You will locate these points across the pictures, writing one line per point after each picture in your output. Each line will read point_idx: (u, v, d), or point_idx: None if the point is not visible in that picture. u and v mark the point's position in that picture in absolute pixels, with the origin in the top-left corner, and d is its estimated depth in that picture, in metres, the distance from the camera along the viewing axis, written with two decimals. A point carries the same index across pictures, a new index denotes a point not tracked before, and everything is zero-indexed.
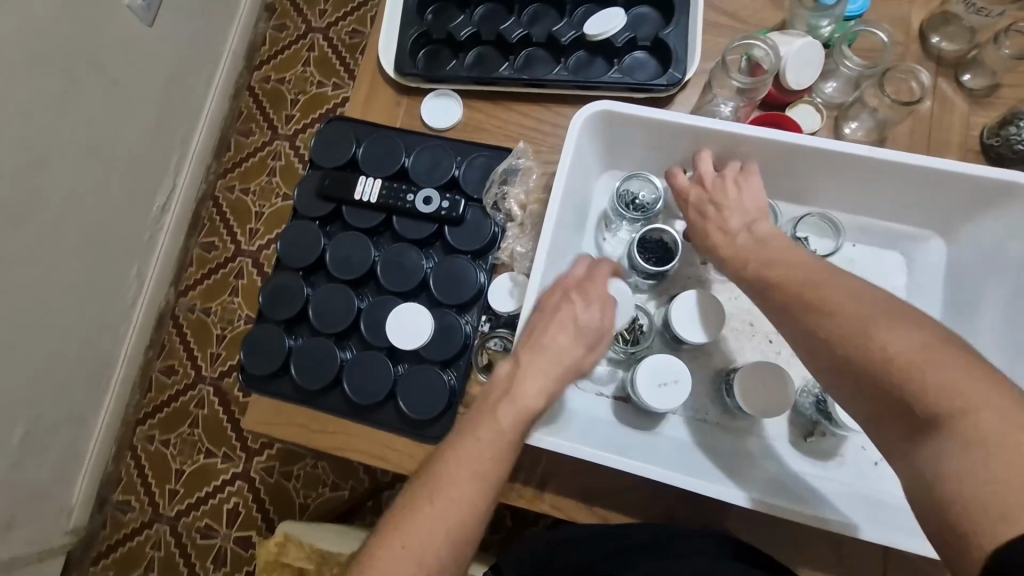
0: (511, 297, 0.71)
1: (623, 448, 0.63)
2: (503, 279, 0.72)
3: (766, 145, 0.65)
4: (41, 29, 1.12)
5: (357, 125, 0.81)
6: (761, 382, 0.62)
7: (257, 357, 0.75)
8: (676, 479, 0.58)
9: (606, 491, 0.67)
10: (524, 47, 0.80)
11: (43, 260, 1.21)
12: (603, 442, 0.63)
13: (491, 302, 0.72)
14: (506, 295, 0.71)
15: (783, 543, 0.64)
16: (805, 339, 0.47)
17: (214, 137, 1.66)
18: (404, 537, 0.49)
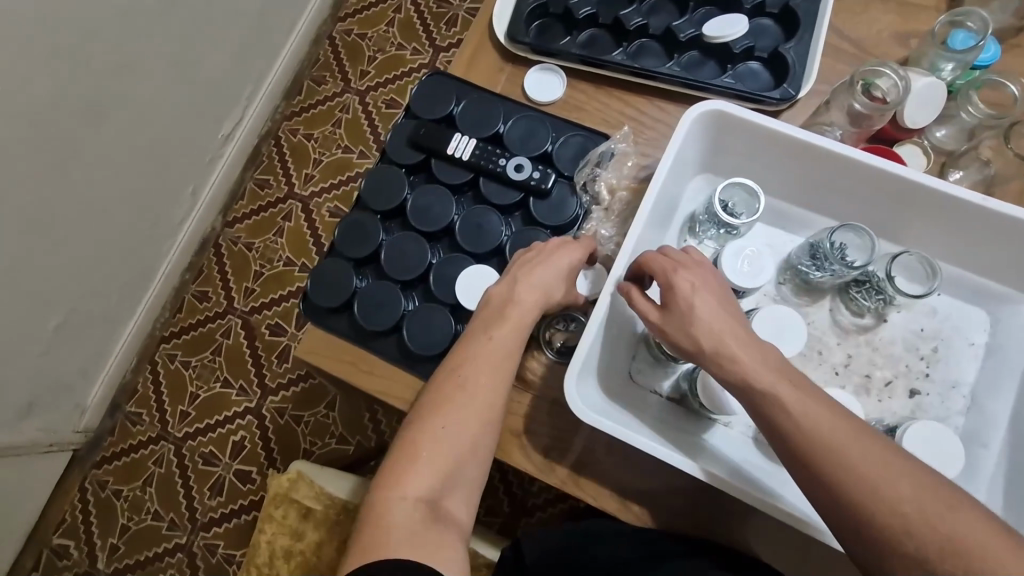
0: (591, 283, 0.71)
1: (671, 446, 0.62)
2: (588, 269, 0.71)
3: (881, 175, 0.64)
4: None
5: (457, 82, 0.81)
6: None
7: (320, 289, 0.75)
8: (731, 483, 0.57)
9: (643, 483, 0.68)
10: (638, 36, 0.80)
11: (113, 161, 1.24)
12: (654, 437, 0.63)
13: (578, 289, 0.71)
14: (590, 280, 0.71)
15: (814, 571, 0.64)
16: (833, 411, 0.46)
17: (288, 78, 1.68)
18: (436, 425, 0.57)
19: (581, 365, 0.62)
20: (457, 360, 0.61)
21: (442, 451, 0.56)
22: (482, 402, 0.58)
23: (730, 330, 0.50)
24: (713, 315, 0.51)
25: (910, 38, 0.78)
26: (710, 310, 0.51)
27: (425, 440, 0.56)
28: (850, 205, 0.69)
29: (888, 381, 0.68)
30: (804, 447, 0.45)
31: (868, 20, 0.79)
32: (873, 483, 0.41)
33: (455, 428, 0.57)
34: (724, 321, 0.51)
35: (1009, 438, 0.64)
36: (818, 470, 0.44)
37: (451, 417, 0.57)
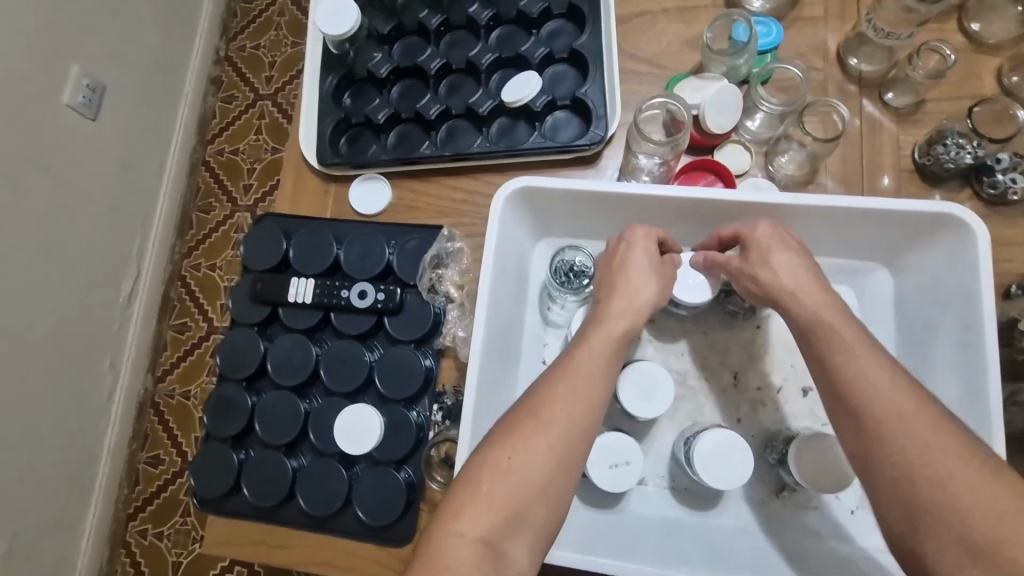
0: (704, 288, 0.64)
1: (593, 540, 0.60)
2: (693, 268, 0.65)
3: (696, 201, 0.64)
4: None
5: (286, 222, 0.79)
6: (717, 467, 0.59)
7: (206, 479, 0.72)
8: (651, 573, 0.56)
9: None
10: (444, 121, 0.80)
11: (15, 367, 1.20)
12: (570, 540, 0.60)
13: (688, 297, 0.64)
14: (695, 288, 0.64)
15: None
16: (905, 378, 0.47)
17: (174, 217, 1.65)
18: (505, 452, 0.49)
19: None
20: (550, 378, 0.53)
21: (515, 480, 0.48)
22: (563, 435, 0.50)
23: (801, 283, 0.56)
24: (788, 271, 0.56)
25: (698, 40, 0.79)
26: (781, 263, 0.57)
27: (494, 465, 0.49)
28: (684, 231, 0.68)
29: (780, 388, 0.68)
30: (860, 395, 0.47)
31: (656, 34, 0.80)
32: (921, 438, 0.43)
33: (533, 454, 0.49)
34: (800, 275, 0.56)
35: None
36: (872, 422, 0.45)
37: (531, 437, 0.49)
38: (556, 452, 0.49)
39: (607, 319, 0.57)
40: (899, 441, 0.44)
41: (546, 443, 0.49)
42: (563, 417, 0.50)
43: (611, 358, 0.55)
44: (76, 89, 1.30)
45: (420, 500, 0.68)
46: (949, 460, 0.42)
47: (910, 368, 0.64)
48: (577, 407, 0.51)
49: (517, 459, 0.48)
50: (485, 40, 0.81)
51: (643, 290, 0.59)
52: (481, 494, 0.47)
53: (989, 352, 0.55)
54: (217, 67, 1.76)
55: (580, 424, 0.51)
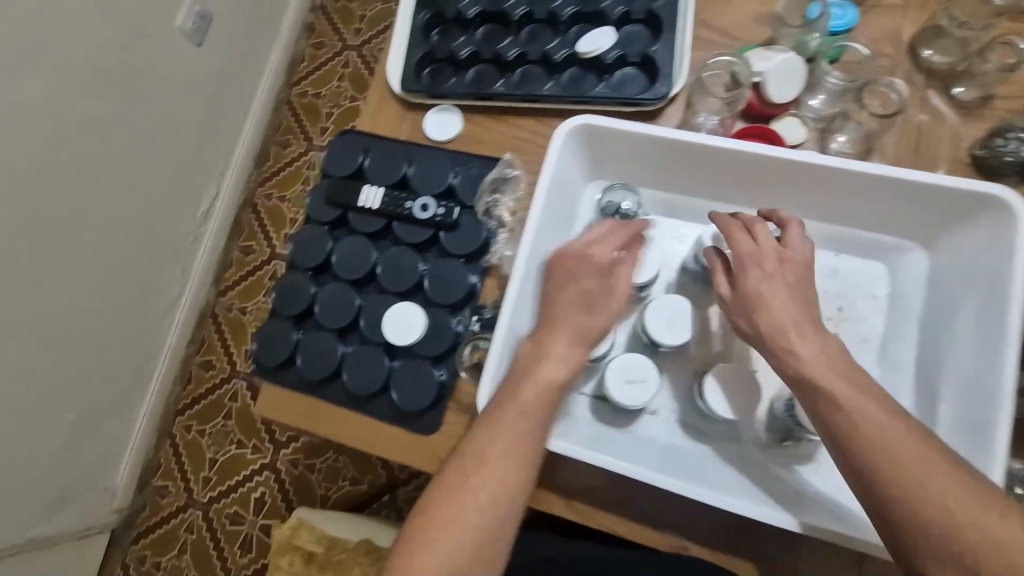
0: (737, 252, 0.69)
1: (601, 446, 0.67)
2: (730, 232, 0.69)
3: (746, 157, 0.68)
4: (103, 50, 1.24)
5: (366, 138, 0.87)
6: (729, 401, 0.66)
7: (266, 350, 0.81)
8: (642, 473, 0.61)
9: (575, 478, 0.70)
10: (520, 65, 0.85)
11: (102, 255, 1.35)
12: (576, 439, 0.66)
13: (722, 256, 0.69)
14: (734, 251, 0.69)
15: (767, 545, 0.65)
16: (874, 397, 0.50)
17: (254, 149, 1.79)
18: (478, 459, 0.57)
19: (492, 381, 0.66)
20: (507, 394, 0.61)
21: (489, 483, 0.56)
22: (519, 445, 0.58)
23: (777, 298, 0.58)
24: (774, 289, 0.58)
25: (774, 15, 0.82)
26: (772, 283, 0.59)
27: (470, 469, 0.57)
28: (730, 186, 0.72)
29: None
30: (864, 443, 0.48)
31: (733, 7, 0.83)
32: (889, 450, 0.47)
33: (499, 462, 0.57)
34: (782, 292, 0.58)
35: (919, 383, 0.67)
36: (846, 436, 0.49)
37: (497, 446, 0.58)
38: (520, 457, 0.58)
39: (548, 359, 0.62)
40: (867, 440, 0.48)
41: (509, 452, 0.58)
42: (519, 423, 0.59)
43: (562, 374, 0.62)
44: (186, 16, 1.43)
45: (448, 398, 0.75)
46: (912, 463, 0.46)
47: (931, 343, 0.66)
48: (530, 416, 0.60)
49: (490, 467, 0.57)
50: None
51: (593, 314, 0.65)
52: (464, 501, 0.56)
53: (1011, 325, 0.57)
54: (311, 15, 1.89)
55: (527, 456, 0.58)
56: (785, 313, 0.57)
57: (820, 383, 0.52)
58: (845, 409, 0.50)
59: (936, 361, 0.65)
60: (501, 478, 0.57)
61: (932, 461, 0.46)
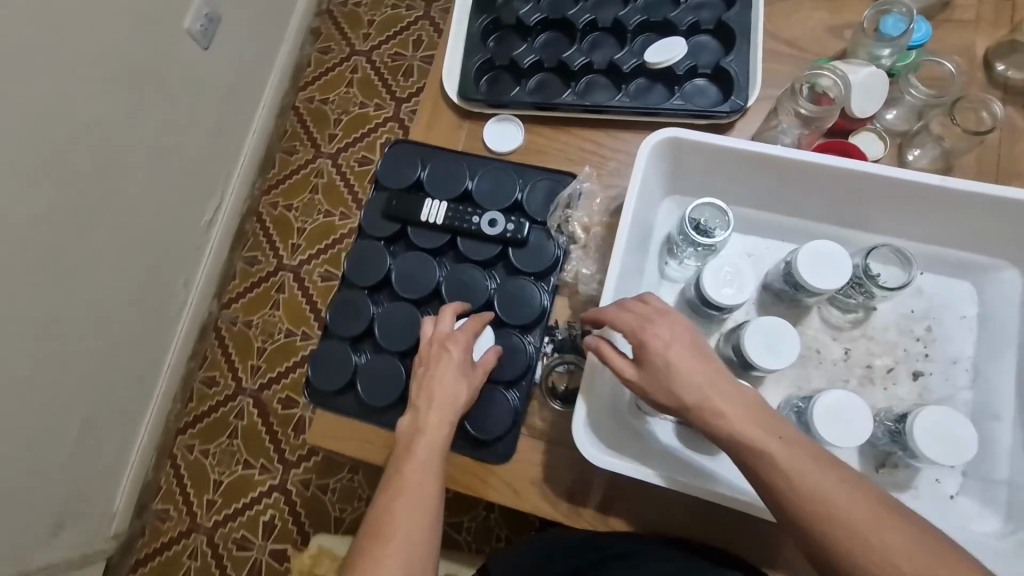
0: (838, 274, 0.64)
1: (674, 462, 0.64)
2: (839, 259, 0.64)
3: (842, 173, 0.66)
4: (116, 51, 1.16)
5: (422, 148, 0.83)
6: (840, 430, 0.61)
7: (322, 373, 0.76)
8: (693, 488, 0.60)
9: (659, 506, 0.67)
10: (585, 74, 0.82)
11: (109, 268, 1.27)
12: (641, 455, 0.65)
13: (821, 283, 0.64)
14: (825, 277, 0.64)
15: None
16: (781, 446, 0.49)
17: (259, 156, 1.72)
18: (390, 508, 0.58)
19: (585, 412, 0.64)
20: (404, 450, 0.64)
21: (405, 528, 0.57)
22: (417, 486, 0.60)
23: (676, 345, 0.55)
24: (666, 330, 0.55)
25: (843, 28, 0.81)
26: (664, 328, 0.55)
27: (387, 517, 0.58)
28: (818, 205, 0.70)
29: (891, 368, 0.69)
30: (784, 477, 0.47)
31: (801, 19, 0.82)
32: (818, 495, 0.46)
33: (405, 507, 0.58)
34: (682, 342, 0.55)
35: (1020, 406, 0.66)
36: (771, 487, 0.48)
37: (406, 494, 0.59)
38: (422, 500, 0.59)
39: (423, 424, 0.65)
40: (784, 489, 0.47)
41: (412, 499, 0.59)
42: (420, 469, 0.61)
43: (436, 442, 0.64)
44: (196, 18, 1.33)
45: (523, 423, 0.72)
46: (850, 510, 0.45)
47: None
48: (432, 457, 0.62)
49: (401, 516, 0.58)
50: (634, 2, 0.84)
51: (449, 387, 0.67)
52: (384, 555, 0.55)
53: None
54: (318, 19, 1.83)
55: (425, 489, 0.60)
56: (676, 356, 0.54)
57: (735, 432, 0.50)
58: (770, 461, 0.48)
59: None
60: (412, 522, 0.57)
61: (858, 505, 0.45)
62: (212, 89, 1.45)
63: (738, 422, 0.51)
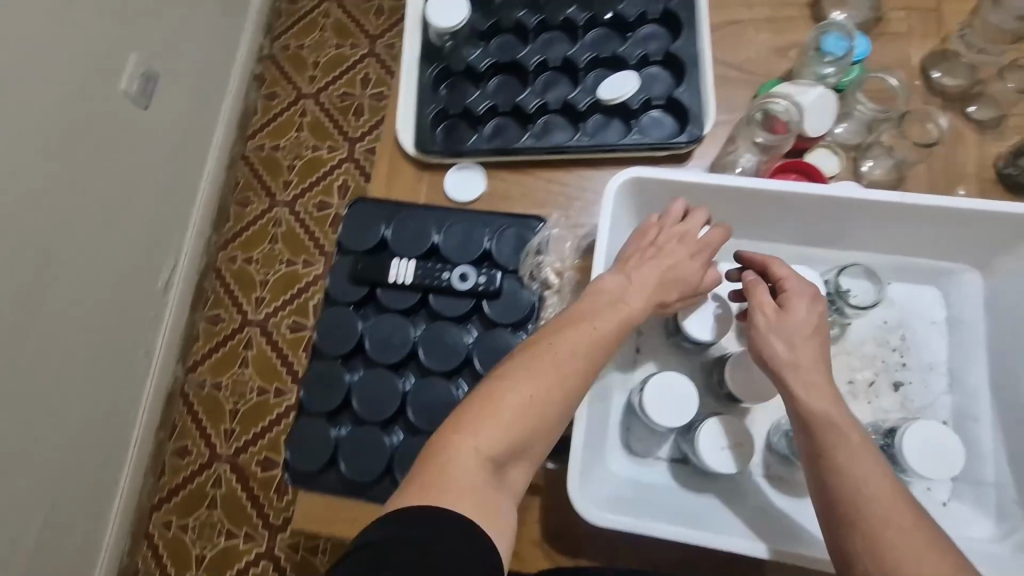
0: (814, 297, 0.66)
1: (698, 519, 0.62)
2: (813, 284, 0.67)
3: (806, 198, 0.66)
4: (45, 120, 1.11)
5: (384, 205, 0.80)
6: None
7: (301, 453, 0.72)
8: (745, 547, 0.57)
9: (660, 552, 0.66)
10: (541, 115, 0.82)
11: (60, 348, 1.20)
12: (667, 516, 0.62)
13: None
14: None
15: None
16: (869, 471, 0.50)
17: (212, 210, 1.66)
18: (516, 388, 0.54)
19: (580, 468, 0.62)
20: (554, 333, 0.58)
21: (525, 415, 0.53)
22: (564, 377, 0.55)
23: (821, 332, 0.59)
24: (804, 308, 0.59)
25: (785, 49, 0.83)
26: (805, 305, 0.59)
27: (509, 390, 0.53)
28: (784, 229, 0.71)
29: (873, 381, 0.70)
30: (852, 484, 0.49)
31: (744, 43, 0.83)
32: (886, 519, 0.47)
33: (541, 387, 0.54)
34: (817, 326, 0.59)
35: (998, 406, 0.67)
36: (842, 500, 0.49)
37: (547, 367, 0.55)
38: (565, 387, 0.55)
39: (626, 294, 0.61)
40: (856, 505, 0.49)
41: (548, 384, 0.54)
42: (572, 358, 0.56)
43: (622, 325, 0.59)
44: (131, 78, 1.28)
45: None
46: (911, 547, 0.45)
47: (1003, 365, 0.67)
48: (590, 353, 0.57)
49: (533, 394, 0.54)
50: (582, 40, 0.84)
51: (654, 261, 0.62)
52: (495, 421, 0.52)
53: None
54: (260, 64, 1.79)
55: (568, 379, 0.55)
56: (808, 338, 0.58)
57: (839, 424, 0.53)
58: (851, 481, 0.49)
59: (1014, 385, 0.65)
60: (539, 408, 0.53)
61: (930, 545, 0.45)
62: (155, 148, 1.40)
63: (841, 432, 0.52)
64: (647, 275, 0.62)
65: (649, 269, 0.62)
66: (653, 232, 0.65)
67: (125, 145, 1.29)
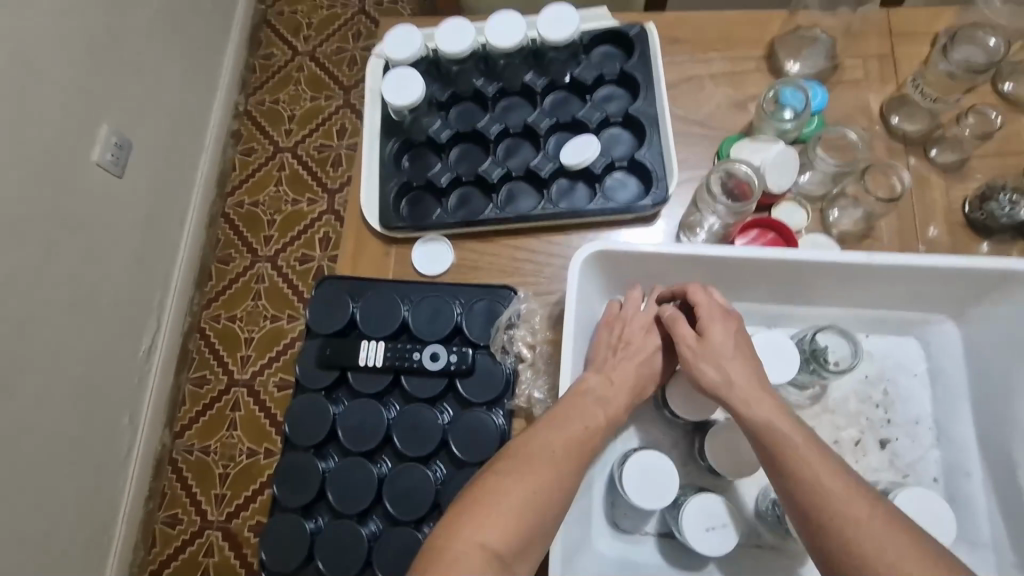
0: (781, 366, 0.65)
1: None
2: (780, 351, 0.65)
3: (773, 263, 0.65)
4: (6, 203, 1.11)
5: (351, 284, 0.79)
6: None
7: (278, 550, 0.71)
8: None
9: None
10: (505, 183, 0.81)
11: (35, 430, 1.17)
12: None
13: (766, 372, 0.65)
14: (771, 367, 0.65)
15: None
16: (829, 476, 0.49)
17: (194, 270, 1.64)
18: (509, 484, 0.53)
19: (562, 558, 0.60)
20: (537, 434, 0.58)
21: (520, 511, 0.51)
22: (553, 475, 0.54)
23: (744, 354, 0.61)
24: (720, 327, 0.62)
25: (745, 102, 0.83)
26: (721, 327, 0.62)
27: (502, 487, 0.52)
28: (757, 291, 0.70)
29: (858, 441, 0.68)
30: (810, 486, 0.49)
31: (704, 99, 0.84)
32: (849, 525, 0.46)
33: (534, 484, 0.53)
34: (733, 346, 0.61)
35: (988, 461, 0.65)
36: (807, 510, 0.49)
37: (538, 466, 0.54)
38: (556, 488, 0.54)
39: (604, 395, 0.62)
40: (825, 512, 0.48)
41: (543, 484, 0.53)
42: (559, 457, 0.56)
43: (605, 424, 0.60)
44: (105, 148, 1.32)
45: None
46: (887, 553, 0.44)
47: (988, 419, 0.66)
48: (572, 452, 0.57)
49: (528, 492, 0.52)
50: (540, 104, 0.85)
51: (623, 374, 0.64)
52: (490, 517, 0.50)
53: None
54: (236, 121, 1.78)
55: (559, 478, 0.54)
56: (730, 357, 0.60)
57: (770, 425, 0.54)
58: (809, 486, 0.49)
59: (1001, 439, 0.64)
60: (533, 507, 0.52)
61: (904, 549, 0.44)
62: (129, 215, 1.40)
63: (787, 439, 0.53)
64: (620, 385, 0.63)
65: (624, 367, 0.64)
66: (615, 335, 0.67)
67: (93, 217, 1.30)
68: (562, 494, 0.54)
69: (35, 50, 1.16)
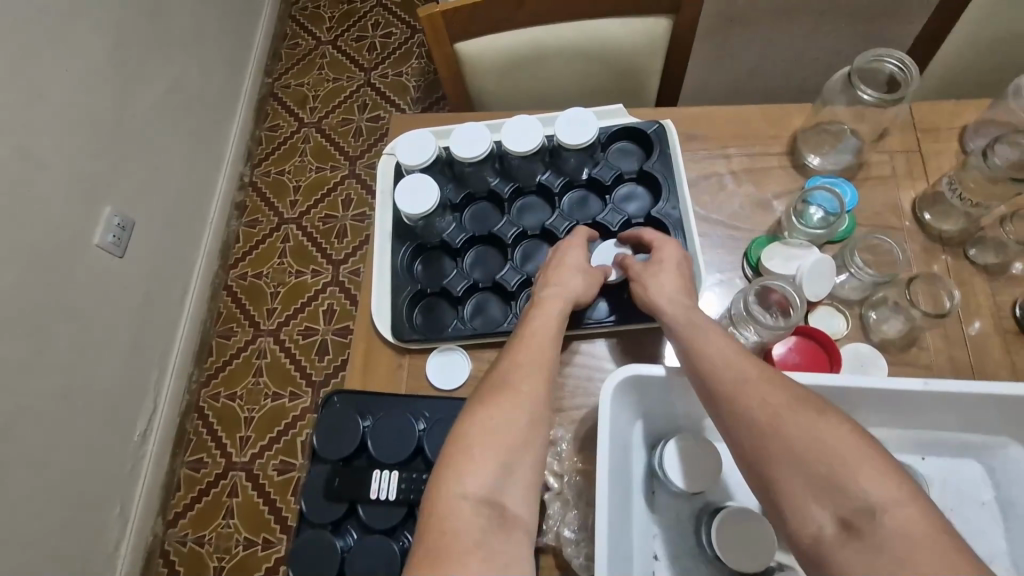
0: None
1: None
2: None
3: (824, 390, 0.61)
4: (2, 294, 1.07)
5: (361, 399, 0.73)
6: None
7: None
8: None
9: None
10: (524, 290, 0.78)
11: (16, 532, 1.10)
12: None
13: None
14: None
15: None
16: (781, 396, 0.50)
17: (193, 347, 1.58)
18: (483, 431, 0.53)
19: None
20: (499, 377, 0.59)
21: (499, 456, 0.52)
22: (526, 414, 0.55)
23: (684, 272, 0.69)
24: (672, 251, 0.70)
25: (771, 199, 0.80)
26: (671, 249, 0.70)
27: (477, 438, 0.53)
28: None
29: None
30: (761, 399, 0.50)
31: (727, 196, 0.81)
32: (808, 437, 0.46)
33: (509, 425, 0.54)
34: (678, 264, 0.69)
35: None
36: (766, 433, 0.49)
37: (507, 409, 0.55)
38: (529, 426, 0.54)
39: (551, 312, 0.66)
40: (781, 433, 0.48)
41: (514, 425, 0.54)
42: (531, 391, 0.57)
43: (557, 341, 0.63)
44: (106, 230, 1.30)
45: None
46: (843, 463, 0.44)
47: None
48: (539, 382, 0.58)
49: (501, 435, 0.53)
50: (558, 206, 0.82)
51: (573, 284, 0.69)
52: (470, 469, 0.51)
53: None
54: (241, 192, 1.76)
55: (529, 409, 0.55)
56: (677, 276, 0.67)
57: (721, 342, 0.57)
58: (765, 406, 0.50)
59: None
60: (507, 446, 0.53)
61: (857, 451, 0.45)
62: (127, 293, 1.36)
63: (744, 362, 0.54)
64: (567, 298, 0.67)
65: (574, 286, 0.69)
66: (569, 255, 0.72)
67: (90, 299, 1.25)
68: (534, 436, 0.54)
69: (42, 138, 1.14)
